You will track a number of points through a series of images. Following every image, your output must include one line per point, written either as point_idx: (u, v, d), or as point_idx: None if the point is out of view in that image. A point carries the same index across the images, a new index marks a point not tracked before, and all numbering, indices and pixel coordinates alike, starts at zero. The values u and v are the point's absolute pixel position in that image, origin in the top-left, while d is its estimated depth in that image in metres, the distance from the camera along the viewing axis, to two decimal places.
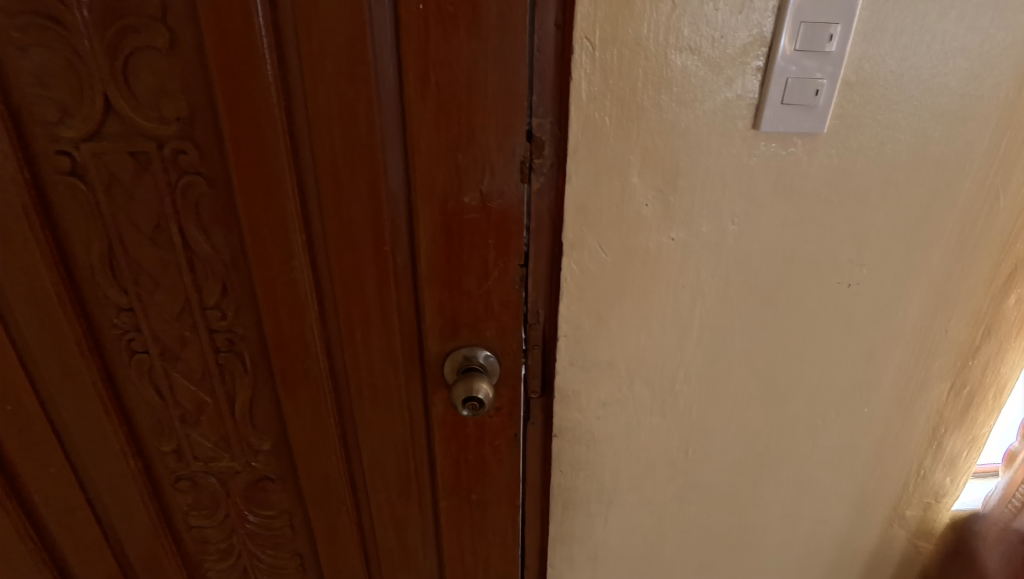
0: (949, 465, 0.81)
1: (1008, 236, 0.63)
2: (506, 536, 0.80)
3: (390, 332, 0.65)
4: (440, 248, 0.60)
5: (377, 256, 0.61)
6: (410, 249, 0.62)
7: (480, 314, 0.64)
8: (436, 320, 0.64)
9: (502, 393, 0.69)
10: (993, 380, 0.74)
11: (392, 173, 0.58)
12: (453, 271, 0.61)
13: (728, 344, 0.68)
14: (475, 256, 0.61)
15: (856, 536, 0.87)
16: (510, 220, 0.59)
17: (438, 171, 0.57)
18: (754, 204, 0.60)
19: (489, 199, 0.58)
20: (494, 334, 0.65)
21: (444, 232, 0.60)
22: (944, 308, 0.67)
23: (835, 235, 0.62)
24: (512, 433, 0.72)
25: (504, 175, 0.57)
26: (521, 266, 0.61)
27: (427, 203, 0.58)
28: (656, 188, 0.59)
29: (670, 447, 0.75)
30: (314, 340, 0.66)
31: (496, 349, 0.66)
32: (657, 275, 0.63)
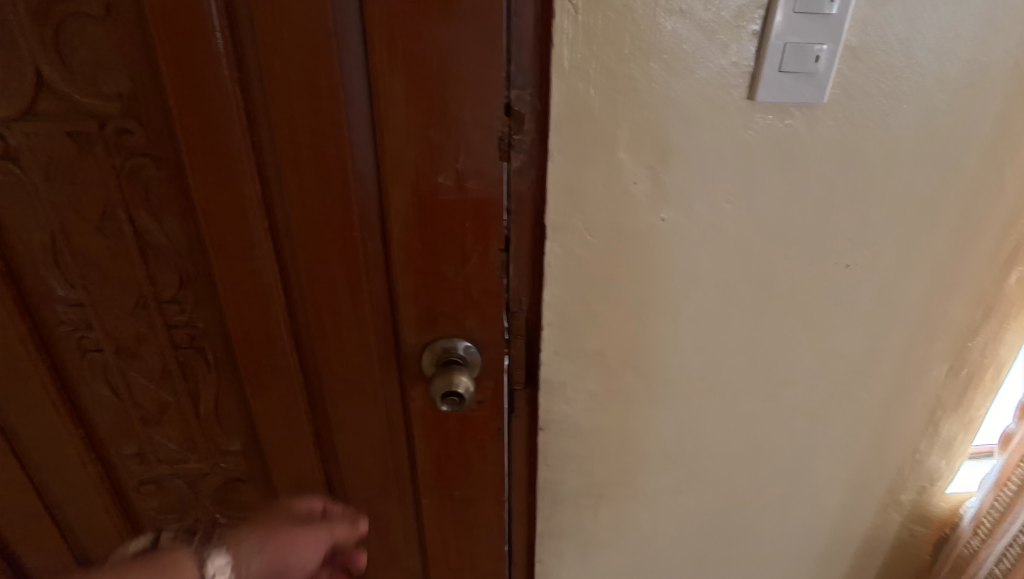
0: (945, 448, 0.79)
1: (1011, 211, 0.61)
2: (492, 533, 0.77)
3: (363, 324, 0.61)
4: (415, 233, 0.56)
5: (347, 243, 0.57)
6: (382, 235, 0.57)
7: (459, 302, 0.60)
8: (413, 311, 0.60)
9: (484, 386, 0.65)
10: (993, 362, 0.72)
11: (359, 152, 0.53)
12: (429, 257, 0.57)
13: (721, 330, 0.65)
14: (452, 241, 0.56)
15: (851, 522, 0.85)
16: (488, 201, 0.55)
17: (410, 150, 0.52)
18: (749, 181, 0.56)
19: (465, 179, 0.53)
20: (475, 324, 0.61)
21: (418, 216, 0.55)
22: (945, 288, 0.65)
23: (833, 213, 0.59)
24: (496, 428, 0.68)
25: (482, 153, 0.52)
26: (502, 251, 0.57)
27: (398, 185, 0.54)
28: (645, 166, 0.55)
29: (661, 438, 0.72)
30: (281, 334, 0.62)
31: (477, 341, 0.62)
32: (647, 259, 0.59)
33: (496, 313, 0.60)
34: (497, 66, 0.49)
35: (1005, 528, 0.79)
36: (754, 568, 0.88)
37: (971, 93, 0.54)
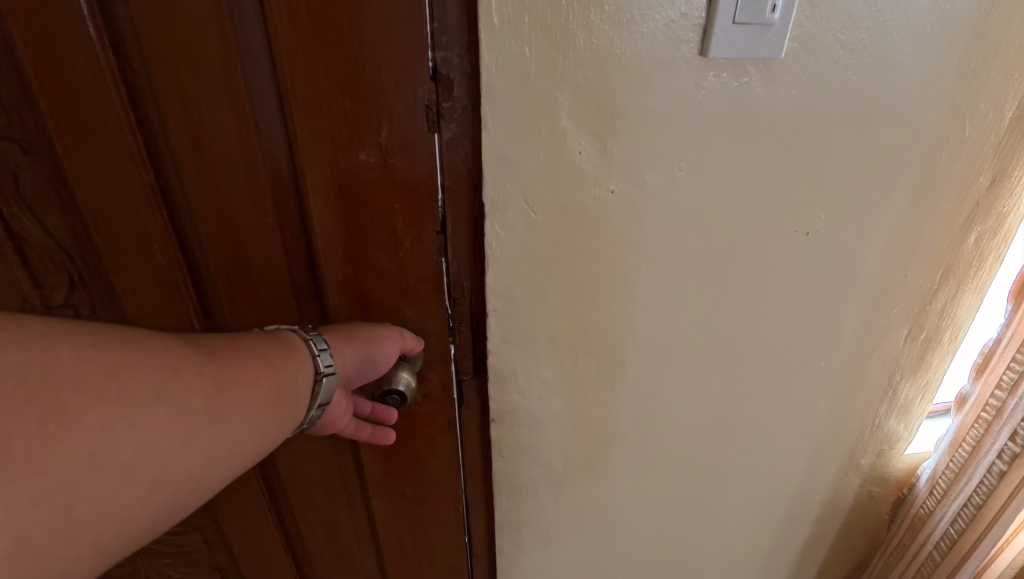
0: (903, 412, 0.78)
1: (971, 169, 0.58)
2: (449, 530, 0.73)
3: (289, 318, 0.55)
4: (338, 217, 0.50)
5: (261, 231, 0.50)
6: (302, 220, 0.51)
7: (394, 291, 0.54)
8: (343, 303, 0.54)
9: (431, 379, 0.60)
10: (950, 324, 0.70)
11: (266, 127, 0.46)
12: (356, 243, 0.51)
13: (678, 306, 0.61)
14: (381, 224, 0.51)
15: (812, 489, 0.84)
16: (419, 178, 0.49)
17: (324, 123, 0.46)
18: (703, 147, 0.52)
19: (391, 154, 0.47)
20: (413, 312, 0.56)
21: (340, 199, 0.49)
22: (905, 251, 0.62)
23: (792, 178, 0.55)
24: (444, 420, 0.63)
25: (408, 124, 0.46)
26: (437, 233, 0.52)
27: (315, 164, 0.47)
28: (591, 133, 0.50)
29: (620, 420, 0.69)
30: (195, 334, 0.55)
31: (417, 330, 0.57)
32: (597, 235, 0.55)
33: (437, 299, 0.55)
34: (418, 24, 0.43)
35: (959, 488, 0.78)
36: (718, 541, 0.87)
37: (933, 44, 0.51)
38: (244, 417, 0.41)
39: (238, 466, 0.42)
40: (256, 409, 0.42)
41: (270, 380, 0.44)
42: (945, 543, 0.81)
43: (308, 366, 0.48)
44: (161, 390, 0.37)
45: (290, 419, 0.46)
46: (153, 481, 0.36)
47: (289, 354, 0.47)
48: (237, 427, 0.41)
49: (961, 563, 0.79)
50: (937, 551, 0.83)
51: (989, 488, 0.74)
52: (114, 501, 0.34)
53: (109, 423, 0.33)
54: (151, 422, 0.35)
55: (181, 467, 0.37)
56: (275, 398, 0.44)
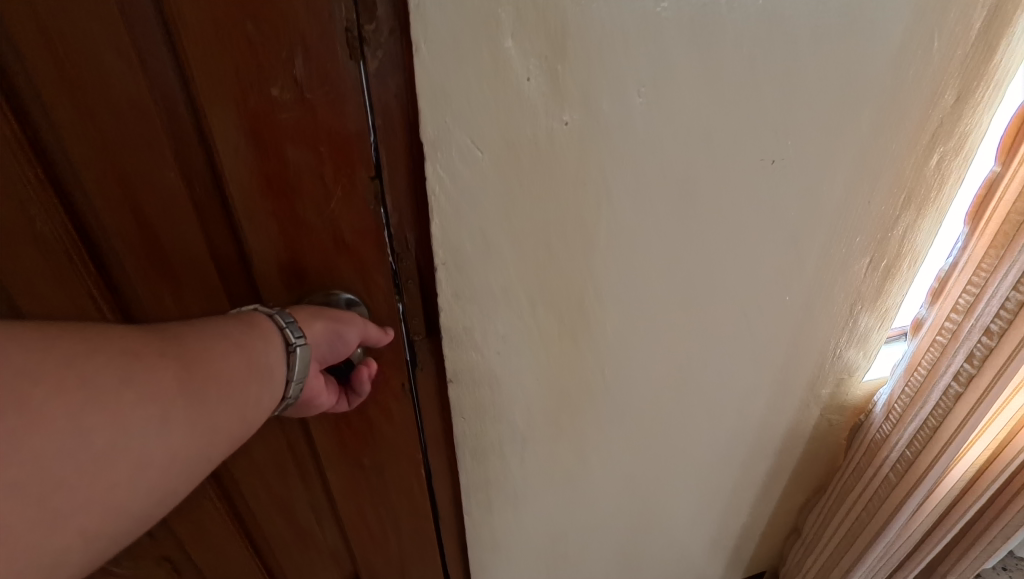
0: (862, 341, 0.78)
1: (937, 86, 0.55)
2: (412, 497, 0.69)
3: (210, 286, 0.48)
4: (254, 165, 0.43)
5: (163, 187, 0.43)
6: (211, 170, 0.44)
7: (328, 248, 0.48)
8: (271, 265, 0.48)
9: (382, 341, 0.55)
10: (910, 250, 0.69)
11: (150, 58, 0.38)
12: (279, 195, 0.45)
13: (640, 248, 0.57)
14: (305, 172, 0.44)
15: (775, 423, 0.84)
16: (346, 116, 0.42)
17: (224, 53, 0.38)
18: (664, 69, 0.47)
19: (309, 88, 0.40)
20: (354, 271, 0.49)
21: (253, 143, 0.42)
22: (870, 176, 0.60)
23: (757, 102, 0.51)
24: (398, 384, 0.58)
25: (326, 51, 0.39)
26: (372, 178, 0.46)
27: (218, 104, 0.40)
28: (539, 57, 0.44)
29: (584, 371, 0.66)
30: (100, 309, 0.48)
31: (359, 293, 0.51)
32: (550, 174, 0.50)
33: (379, 254, 0.49)
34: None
35: (916, 411, 0.77)
36: (685, 481, 0.87)
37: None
38: (221, 397, 0.38)
39: (225, 449, 0.39)
40: (232, 389, 0.39)
41: (243, 356, 0.40)
42: (900, 466, 0.82)
43: (276, 342, 0.43)
44: (128, 377, 0.33)
45: (271, 397, 0.43)
46: (135, 467, 0.33)
47: (257, 330, 0.42)
48: (215, 408, 0.37)
49: (916, 485, 0.80)
50: (893, 474, 0.83)
51: (943, 410, 0.74)
52: (97, 489, 0.31)
53: (72, 414, 0.30)
54: (118, 407, 0.32)
55: (163, 453, 0.34)
56: (252, 376, 0.41)
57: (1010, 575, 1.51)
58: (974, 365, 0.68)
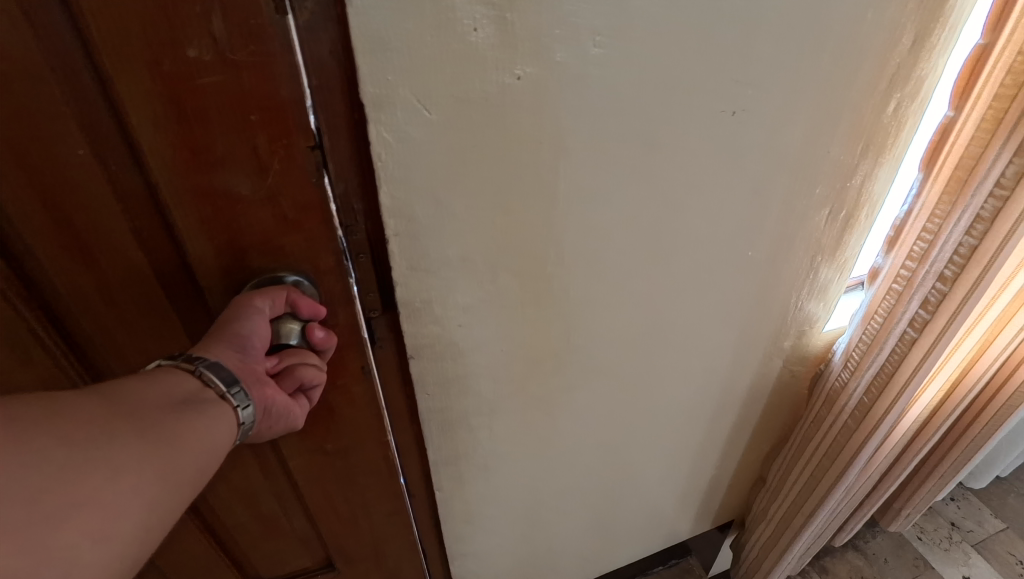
0: (821, 292, 0.78)
1: (894, 28, 0.54)
2: (381, 478, 0.67)
3: (141, 283, 0.41)
4: (179, 144, 0.36)
5: (77, 182, 0.35)
6: (130, 158, 0.36)
7: (269, 229, 0.42)
8: (211, 257, 0.41)
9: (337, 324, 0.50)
10: (868, 199, 0.69)
11: (35, 24, 0.30)
12: (211, 177, 0.38)
13: (601, 208, 0.55)
14: (235, 145, 0.37)
15: (739, 377, 0.85)
16: (278, 77, 0.35)
17: (121, 0, 0.30)
18: (620, 15, 0.44)
19: (233, 48, 0.33)
20: (301, 252, 0.43)
21: (176, 119, 0.35)
22: (829, 125, 0.59)
23: (716, 49, 0.48)
24: (359, 367, 0.54)
25: (249, 3, 0.32)
26: (313, 147, 0.39)
27: (121, 66, 0.32)
28: (486, 4, 0.40)
29: (550, 337, 0.64)
30: (40, 335, 0.41)
31: (308, 273, 0.45)
32: (504, 133, 0.47)
33: (331, 232, 0.44)
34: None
35: (872, 359, 0.78)
36: (654, 439, 0.87)
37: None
38: (163, 414, 0.35)
39: (200, 460, 0.36)
40: (164, 413, 0.35)
41: (164, 394, 0.36)
42: (858, 413, 0.84)
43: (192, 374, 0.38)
44: (62, 408, 0.31)
45: (226, 418, 0.39)
46: (110, 477, 0.31)
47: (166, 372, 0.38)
48: (165, 421, 0.35)
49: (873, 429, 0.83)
50: (852, 419, 0.85)
51: (897, 354, 0.75)
52: (82, 499, 0.29)
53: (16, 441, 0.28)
54: (67, 426, 0.30)
55: (134, 461, 0.32)
56: (186, 405, 0.37)
57: (956, 504, 1.60)
58: (928, 310, 0.69)
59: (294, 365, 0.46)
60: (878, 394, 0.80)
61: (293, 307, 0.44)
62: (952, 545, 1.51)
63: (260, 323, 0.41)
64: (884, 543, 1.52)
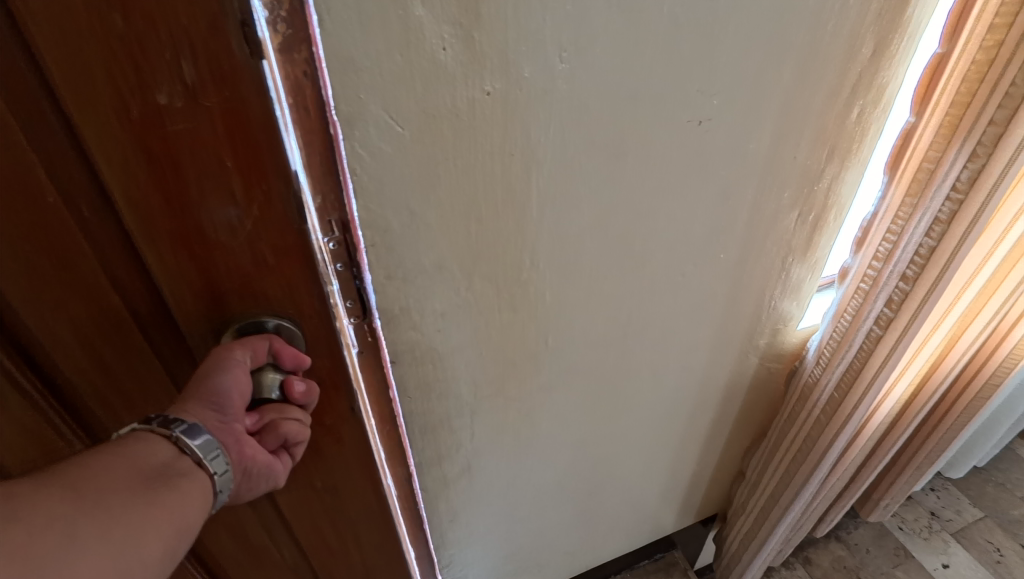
0: (794, 291, 0.80)
1: (855, 38, 0.56)
2: (373, 514, 0.65)
3: (120, 324, 0.41)
4: (152, 187, 0.36)
5: (51, 225, 0.35)
6: (102, 201, 0.36)
7: (246, 270, 0.41)
8: (188, 298, 0.41)
9: (318, 365, 0.49)
10: (835, 202, 0.71)
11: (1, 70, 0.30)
12: (185, 219, 0.37)
13: (573, 215, 0.57)
14: (209, 188, 0.37)
15: (715, 374, 0.87)
16: (251, 121, 0.35)
17: (87, 50, 0.30)
18: (584, 31, 0.45)
19: (205, 93, 0.33)
20: (280, 292, 0.43)
21: (148, 163, 0.35)
22: (794, 130, 0.60)
23: (679, 61, 0.50)
24: (346, 407, 0.53)
25: (218, 48, 0.32)
26: (290, 191, 0.39)
27: (89, 112, 0.32)
28: (452, 23, 0.41)
29: (526, 340, 0.66)
30: (21, 383, 0.40)
31: (290, 316, 0.45)
32: (475, 145, 0.48)
33: (311, 272, 0.43)
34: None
35: (841, 356, 0.80)
36: (634, 436, 0.89)
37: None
38: (124, 501, 0.35)
39: (162, 548, 0.36)
40: (130, 499, 0.35)
41: (134, 471, 0.36)
42: (829, 409, 0.86)
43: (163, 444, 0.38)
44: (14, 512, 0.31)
45: (197, 492, 0.39)
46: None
47: (139, 440, 0.38)
48: (123, 510, 0.35)
49: (843, 422, 0.85)
50: (823, 414, 0.88)
51: (864, 352, 0.77)
52: None
53: None
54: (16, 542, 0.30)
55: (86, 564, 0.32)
56: (156, 482, 0.37)
57: (937, 494, 1.64)
58: (891, 310, 0.71)
59: (275, 420, 0.46)
60: (848, 390, 0.82)
61: (275, 357, 0.44)
62: (932, 534, 1.55)
63: (236, 379, 0.41)
64: (866, 533, 1.55)
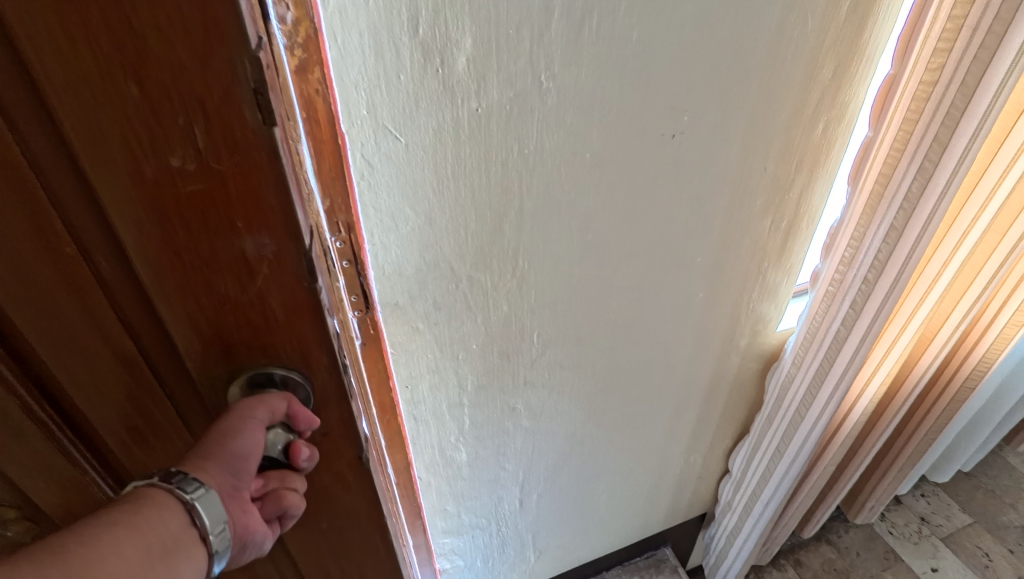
0: (770, 294, 0.85)
1: (815, 59, 0.61)
2: (382, 556, 0.63)
3: (134, 368, 0.41)
4: (163, 244, 0.36)
5: (68, 276, 0.35)
6: (113, 254, 0.36)
7: (257, 325, 0.41)
8: (198, 348, 0.41)
9: (327, 415, 0.49)
10: (805, 210, 0.76)
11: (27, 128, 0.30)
12: (196, 274, 0.38)
13: (558, 219, 0.62)
14: (220, 245, 0.37)
15: (698, 372, 0.91)
16: (263, 182, 0.35)
17: (105, 115, 0.31)
18: (564, 54, 0.51)
19: (215, 158, 0.34)
20: (291, 346, 0.43)
21: (158, 221, 0.35)
22: (762, 143, 0.66)
23: (652, 80, 0.56)
24: (352, 457, 0.53)
25: (232, 115, 0.32)
26: (300, 249, 0.39)
27: (105, 171, 0.33)
28: (446, 48, 0.47)
29: (516, 335, 0.71)
30: (44, 419, 0.40)
31: (299, 369, 0.44)
32: (467, 155, 0.53)
33: (319, 328, 0.43)
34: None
35: (811, 355, 0.86)
36: (622, 431, 0.94)
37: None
38: None
39: None
40: None
41: (145, 552, 0.34)
42: (804, 407, 0.90)
43: (175, 517, 0.36)
44: None
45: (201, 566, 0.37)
46: None
47: (151, 510, 0.36)
48: None
49: (810, 418, 0.91)
50: (799, 411, 0.92)
51: (834, 349, 0.82)
52: None
53: None
54: None
55: None
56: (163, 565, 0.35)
57: (927, 500, 1.67)
58: (857, 308, 0.76)
59: (277, 489, 0.46)
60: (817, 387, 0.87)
61: (290, 417, 0.44)
62: (922, 539, 1.58)
63: (253, 436, 0.41)
64: (856, 536, 1.58)
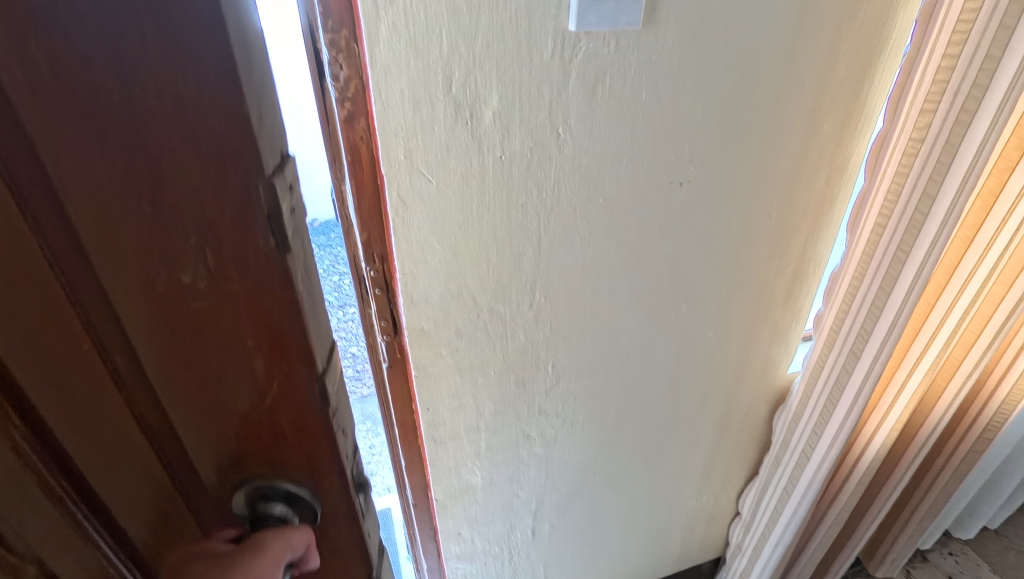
0: (778, 336, 0.88)
1: (813, 116, 0.66)
2: None
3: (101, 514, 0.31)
4: (166, 357, 0.28)
5: None
6: (102, 362, 0.27)
7: (264, 452, 0.32)
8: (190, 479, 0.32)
9: (341, 542, 0.38)
10: (811, 256, 0.80)
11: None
12: (192, 398, 0.29)
13: (572, 258, 0.67)
14: (227, 365, 0.29)
15: (708, 409, 0.94)
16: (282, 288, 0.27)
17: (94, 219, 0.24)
18: (579, 110, 0.57)
19: (231, 266, 0.26)
20: (303, 476, 0.34)
21: (165, 331, 0.27)
22: (765, 191, 0.71)
23: (659, 133, 0.61)
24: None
25: (248, 213, 0.25)
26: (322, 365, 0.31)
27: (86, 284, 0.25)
28: (473, 104, 0.53)
29: (531, 365, 0.75)
30: (62, 495, 0.27)
31: (308, 495, 0.34)
32: (488, 198, 0.59)
33: (341, 447, 0.34)
34: (232, 26, 0.21)
35: (814, 397, 0.87)
36: (633, 465, 0.96)
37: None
38: None
39: None
40: None
41: None
42: (807, 449, 0.91)
43: None
44: None
45: None
46: None
47: None
48: None
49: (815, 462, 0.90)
50: (803, 455, 0.92)
51: (836, 390, 0.83)
52: None
53: None
54: None
55: None
56: None
57: (955, 559, 1.62)
58: (858, 350, 0.77)
59: None
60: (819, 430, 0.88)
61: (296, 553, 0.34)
62: None
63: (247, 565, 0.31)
64: None
